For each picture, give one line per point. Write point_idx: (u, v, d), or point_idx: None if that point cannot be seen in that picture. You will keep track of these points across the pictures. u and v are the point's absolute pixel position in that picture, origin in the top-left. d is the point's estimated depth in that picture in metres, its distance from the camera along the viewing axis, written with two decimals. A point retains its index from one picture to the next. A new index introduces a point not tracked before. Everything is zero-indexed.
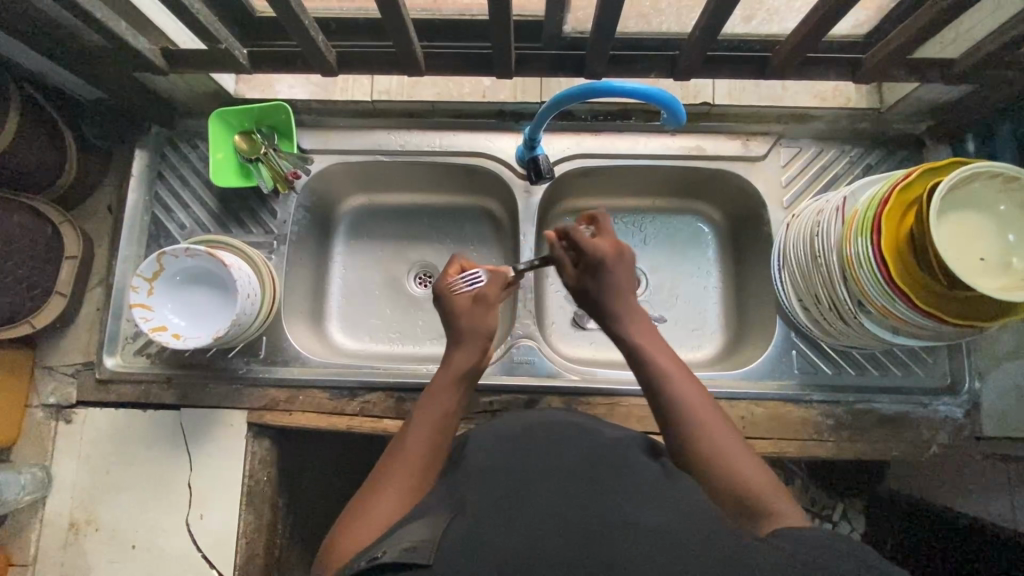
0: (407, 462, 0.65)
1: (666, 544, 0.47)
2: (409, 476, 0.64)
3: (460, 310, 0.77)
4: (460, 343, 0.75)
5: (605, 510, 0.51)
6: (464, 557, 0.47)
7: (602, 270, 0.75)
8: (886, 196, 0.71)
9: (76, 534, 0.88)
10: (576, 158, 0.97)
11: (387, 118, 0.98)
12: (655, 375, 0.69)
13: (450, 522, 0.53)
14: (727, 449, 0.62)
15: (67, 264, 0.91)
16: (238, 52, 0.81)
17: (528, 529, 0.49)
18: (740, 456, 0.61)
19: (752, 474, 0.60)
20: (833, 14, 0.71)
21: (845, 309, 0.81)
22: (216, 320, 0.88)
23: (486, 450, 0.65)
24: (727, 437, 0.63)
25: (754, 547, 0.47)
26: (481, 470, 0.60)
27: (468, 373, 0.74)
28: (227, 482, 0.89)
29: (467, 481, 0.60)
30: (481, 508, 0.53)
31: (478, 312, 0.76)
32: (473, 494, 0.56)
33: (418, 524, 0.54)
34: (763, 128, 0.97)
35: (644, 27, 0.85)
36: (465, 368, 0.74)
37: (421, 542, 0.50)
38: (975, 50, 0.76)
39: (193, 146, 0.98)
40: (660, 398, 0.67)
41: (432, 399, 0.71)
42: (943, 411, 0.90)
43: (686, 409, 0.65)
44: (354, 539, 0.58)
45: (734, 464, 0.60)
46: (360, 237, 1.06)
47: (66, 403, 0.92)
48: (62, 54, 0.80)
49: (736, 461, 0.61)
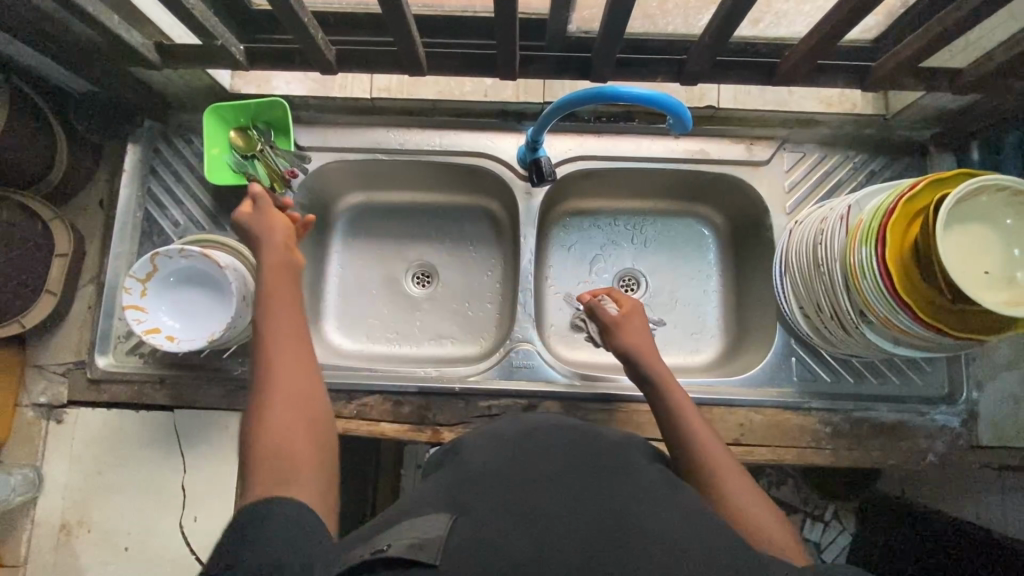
0: (288, 356, 0.66)
1: (679, 554, 0.46)
2: (298, 392, 0.64)
3: (262, 220, 0.77)
4: (273, 245, 0.75)
5: (608, 516, 0.50)
6: (471, 561, 0.46)
7: (626, 322, 0.82)
8: (891, 207, 0.71)
9: (68, 536, 0.87)
10: (577, 161, 0.96)
11: (386, 116, 0.96)
12: (671, 412, 0.73)
13: (452, 523, 0.51)
14: (737, 485, 0.64)
15: (59, 260, 0.88)
16: (234, 49, 0.79)
17: (537, 536, 0.48)
18: (744, 485, 0.64)
19: (758, 506, 0.62)
20: (846, 21, 0.70)
21: (846, 318, 0.80)
22: (210, 321, 0.85)
23: (484, 454, 0.63)
24: (739, 479, 0.65)
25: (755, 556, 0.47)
26: (481, 472, 0.59)
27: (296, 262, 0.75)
28: (220, 483, 0.88)
29: (466, 480, 0.58)
30: (486, 508, 0.52)
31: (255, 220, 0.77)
32: (472, 494, 0.55)
33: (418, 521, 0.52)
34: (768, 133, 0.95)
35: (650, 28, 0.83)
36: (290, 261, 0.74)
37: (425, 539, 0.48)
38: (987, 59, 0.74)
39: (187, 141, 0.96)
40: (672, 423, 0.72)
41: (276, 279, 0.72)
42: (940, 420, 0.90)
43: (698, 452, 0.68)
44: (265, 475, 0.56)
45: (742, 501, 0.62)
46: (358, 236, 1.05)
47: (57, 403, 0.90)
48: (50, 47, 0.77)
49: (745, 502, 0.62)
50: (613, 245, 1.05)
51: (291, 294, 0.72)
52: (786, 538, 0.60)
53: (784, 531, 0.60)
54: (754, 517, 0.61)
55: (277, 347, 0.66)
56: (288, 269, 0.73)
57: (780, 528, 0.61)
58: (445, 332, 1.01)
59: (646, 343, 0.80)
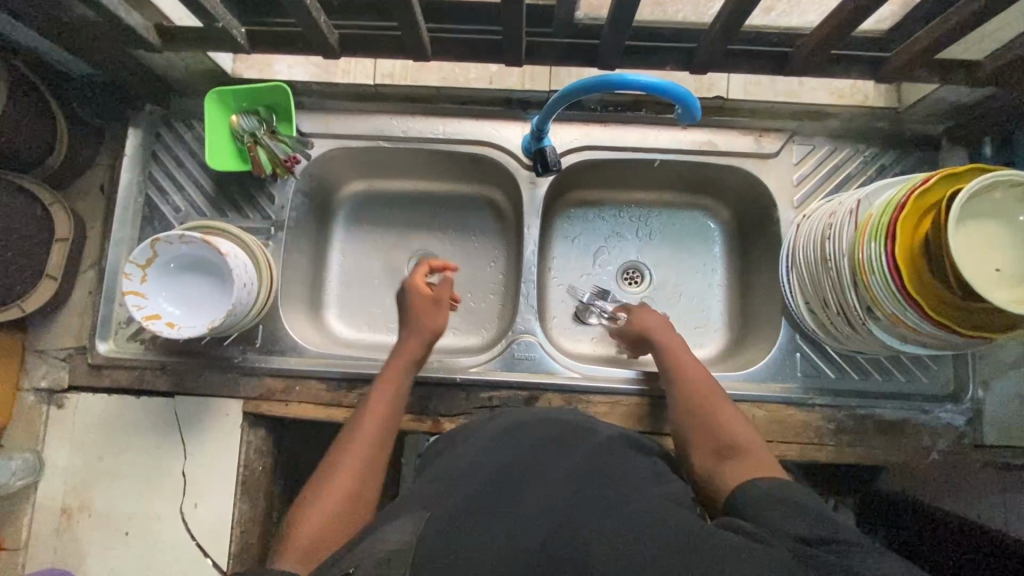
0: (364, 437, 0.73)
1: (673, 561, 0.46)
2: (363, 464, 0.70)
3: (421, 304, 0.87)
4: (414, 335, 0.84)
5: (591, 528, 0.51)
6: None
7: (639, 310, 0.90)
8: (901, 202, 0.69)
9: (69, 520, 0.88)
10: (582, 151, 0.95)
11: (389, 102, 0.95)
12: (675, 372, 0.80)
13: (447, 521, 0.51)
14: (741, 433, 0.71)
15: (58, 245, 0.88)
16: (236, 32, 0.78)
17: (513, 554, 0.49)
18: (749, 434, 0.71)
19: (756, 444, 0.70)
20: (860, 10, 0.68)
21: (853, 314, 0.79)
22: (210, 308, 0.85)
23: (467, 453, 0.64)
24: (741, 426, 0.72)
25: (751, 557, 0.46)
26: (465, 477, 0.60)
27: (418, 361, 0.84)
28: (221, 471, 0.88)
29: (451, 482, 0.59)
30: (470, 517, 0.53)
31: (434, 307, 0.87)
32: (450, 500, 0.56)
33: (390, 533, 0.53)
34: (777, 125, 0.94)
35: (659, 15, 0.81)
36: (416, 357, 0.83)
37: (394, 552, 0.49)
38: (1005, 51, 0.73)
39: (189, 126, 0.95)
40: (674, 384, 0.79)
41: (392, 378, 0.80)
42: (945, 418, 0.89)
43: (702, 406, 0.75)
44: (302, 546, 0.61)
45: (746, 442, 0.70)
46: (361, 224, 1.04)
47: (58, 387, 0.90)
48: (50, 28, 0.76)
49: (748, 443, 0.70)
50: (618, 237, 1.04)
51: (396, 402, 0.78)
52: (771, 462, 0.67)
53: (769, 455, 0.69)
54: (751, 453, 0.69)
55: (361, 437, 0.73)
56: (410, 364, 0.83)
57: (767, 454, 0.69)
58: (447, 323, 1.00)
59: (657, 324, 0.87)
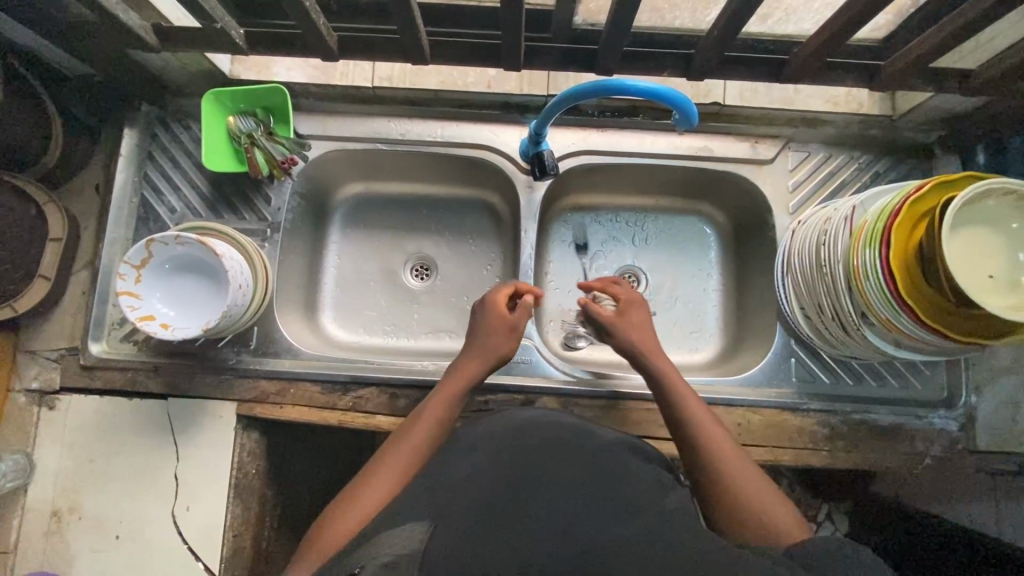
0: (415, 439, 0.70)
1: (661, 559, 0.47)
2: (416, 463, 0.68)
3: (490, 323, 0.81)
4: (478, 351, 0.79)
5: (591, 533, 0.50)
6: None
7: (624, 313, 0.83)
8: (896, 209, 0.70)
9: (58, 523, 0.87)
10: (580, 155, 0.95)
11: (386, 105, 0.95)
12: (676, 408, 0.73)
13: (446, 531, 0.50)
14: (747, 486, 0.63)
15: (52, 245, 0.87)
16: (234, 33, 0.78)
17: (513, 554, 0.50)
18: (757, 487, 0.63)
19: (765, 498, 0.62)
20: (856, 19, 0.68)
21: (848, 320, 0.80)
22: (206, 310, 0.85)
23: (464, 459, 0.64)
24: (750, 476, 0.64)
25: (748, 561, 0.46)
26: (462, 482, 0.60)
27: (473, 382, 0.78)
28: (213, 473, 0.87)
29: (449, 488, 0.59)
30: (466, 521, 0.53)
31: (505, 332, 0.81)
32: (448, 506, 0.56)
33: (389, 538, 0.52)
34: (773, 131, 0.95)
35: (657, 22, 0.82)
36: (475, 377, 0.78)
37: (401, 556, 0.48)
38: (999, 60, 0.73)
39: (185, 127, 0.95)
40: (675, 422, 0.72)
41: (447, 391, 0.76)
42: (938, 423, 0.90)
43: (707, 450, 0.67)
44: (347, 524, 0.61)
45: (753, 494, 0.62)
46: (357, 226, 1.04)
47: (49, 388, 0.89)
48: (46, 26, 0.76)
49: (755, 496, 0.62)
50: (614, 242, 1.04)
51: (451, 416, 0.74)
52: (785, 518, 0.60)
53: (783, 509, 0.61)
54: (759, 511, 0.61)
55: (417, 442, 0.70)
56: (468, 386, 0.77)
57: (778, 508, 0.61)
58: (443, 326, 1.00)
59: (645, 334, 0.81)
